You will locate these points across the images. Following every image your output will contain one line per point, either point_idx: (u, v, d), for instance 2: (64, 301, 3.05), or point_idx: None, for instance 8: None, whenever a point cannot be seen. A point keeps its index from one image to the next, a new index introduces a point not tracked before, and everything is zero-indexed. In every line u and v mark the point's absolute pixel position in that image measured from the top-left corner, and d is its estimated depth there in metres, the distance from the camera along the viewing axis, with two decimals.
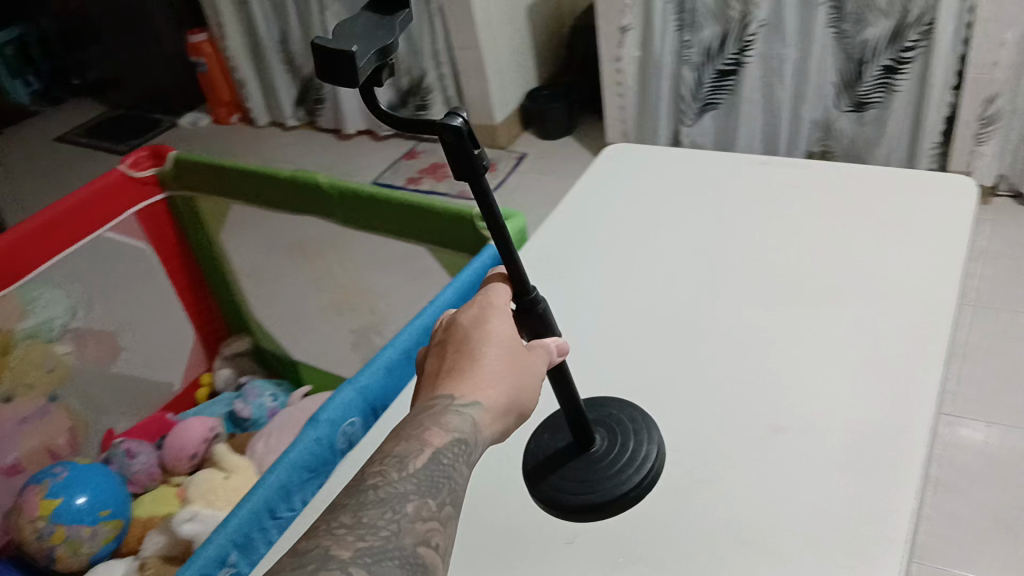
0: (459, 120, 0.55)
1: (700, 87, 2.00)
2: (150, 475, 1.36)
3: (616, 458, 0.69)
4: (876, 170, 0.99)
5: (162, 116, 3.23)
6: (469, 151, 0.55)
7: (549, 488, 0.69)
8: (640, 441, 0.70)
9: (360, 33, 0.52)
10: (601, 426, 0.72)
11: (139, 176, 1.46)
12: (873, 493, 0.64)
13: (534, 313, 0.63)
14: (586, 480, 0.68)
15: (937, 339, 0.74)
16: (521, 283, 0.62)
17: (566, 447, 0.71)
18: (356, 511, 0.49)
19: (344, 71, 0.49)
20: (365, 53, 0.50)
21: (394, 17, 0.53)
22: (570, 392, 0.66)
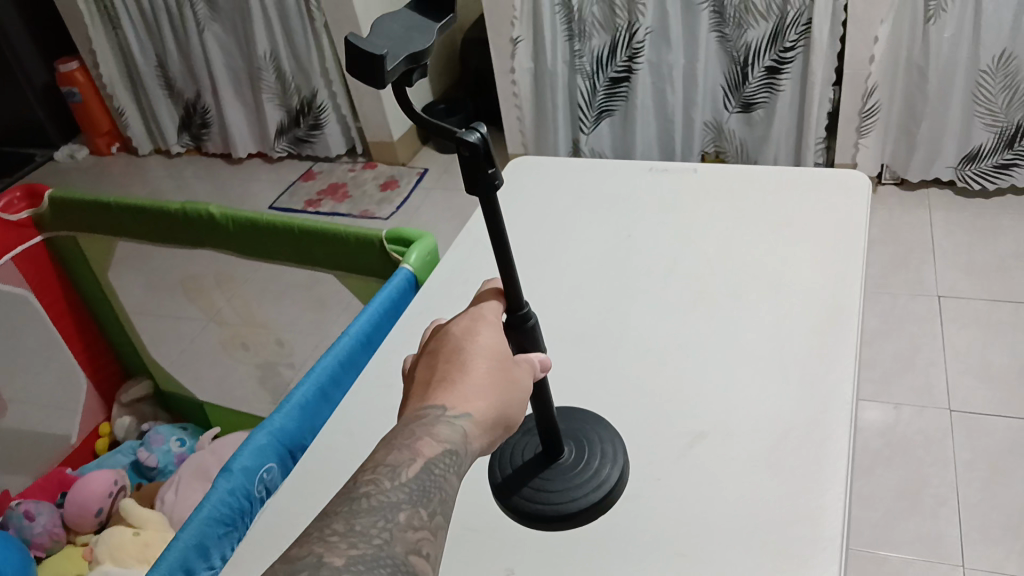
0: (478, 135, 0.52)
1: (595, 96, 2.02)
2: (52, 536, 1.25)
3: (578, 473, 0.67)
4: (770, 171, 1.02)
5: (34, 150, 3.04)
6: (485, 166, 0.53)
7: (516, 496, 0.67)
8: (604, 458, 0.68)
9: (400, 34, 0.48)
10: (574, 437, 0.70)
11: (13, 220, 1.35)
12: (800, 492, 0.64)
13: (523, 329, 0.60)
14: (550, 492, 0.66)
15: (844, 333, 0.77)
16: (512, 297, 0.60)
17: (535, 458, 0.69)
18: (348, 518, 0.47)
19: (372, 71, 0.46)
20: (396, 57, 0.47)
21: (439, 22, 0.50)
22: (546, 405, 0.64)
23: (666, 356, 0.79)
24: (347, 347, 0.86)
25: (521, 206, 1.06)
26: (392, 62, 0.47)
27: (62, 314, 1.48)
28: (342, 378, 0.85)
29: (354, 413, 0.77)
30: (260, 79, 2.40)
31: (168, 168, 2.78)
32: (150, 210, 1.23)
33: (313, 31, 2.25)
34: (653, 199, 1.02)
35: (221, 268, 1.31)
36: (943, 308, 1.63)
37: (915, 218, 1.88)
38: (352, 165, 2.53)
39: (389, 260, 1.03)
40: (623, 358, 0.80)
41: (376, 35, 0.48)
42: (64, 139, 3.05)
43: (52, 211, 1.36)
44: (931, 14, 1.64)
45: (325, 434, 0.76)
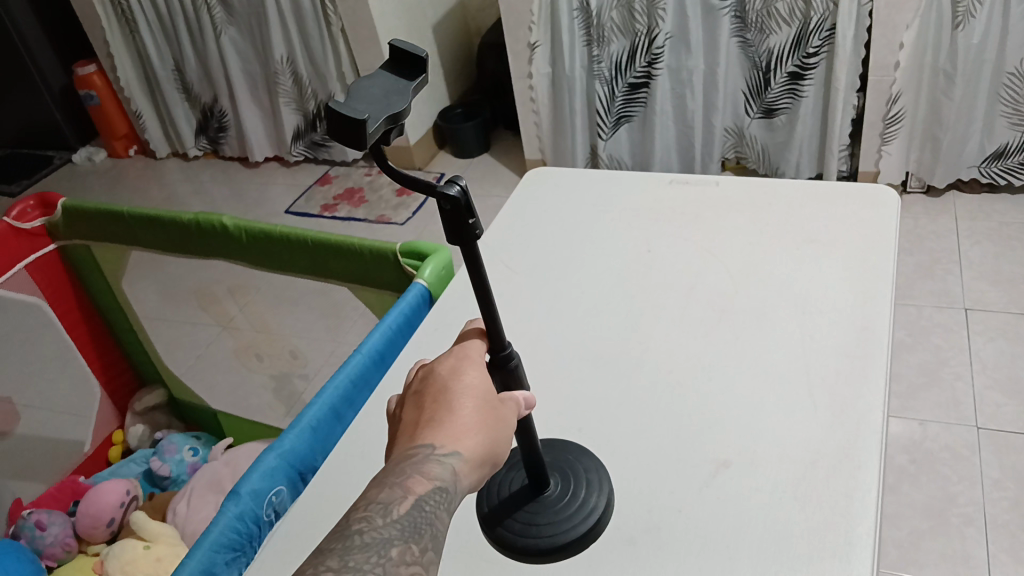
0: (458, 189, 0.51)
1: (613, 101, 2.00)
2: (64, 546, 1.24)
3: (565, 506, 0.65)
4: (793, 183, 1.00)
5: (53, 153, 3.06)
6: (465, 220, 0.52)
7: (503, 531, 0.65)
8: (591, 489, 0.66)
9: (379, 96, 0.47)
10: (559, 468, 0.68)
11: (26, 228, 1.35)
12: (830, 526, 0.62)
13: (507, 368, 0.59)
14: (538, 525, 0.64)
15: (873, 357, 0.74)
16: (496, 337, 0.58)
17: (522, 490, 0.67)
18: (342, 555, 0.47)
19: (356, 135, 0.45)
20: (380, 118, 0.46)
21: (416, 82, 0.49)
22: (530, 438, 0.62)
23: (686, 379, 0.77)
24: (359, 364, 0.84)
25: (537, 219, 1.04)
26: (376, 123, 0.46)
27: (76, 322, 1.48)
28: (354, 398, 0.83)
29: (366, 435, 0.75)
30: (277, 83, 2.39)
31: (185, 171, 2.78)
32: (163, 221, 1.22)
33: (329, 37, 2.24)
34: (674, 213, 0.99)
35: (234, 277, 1.30)
36: (970, 321, 1.59)
37: (940, 226, 1.85)
38: (368, 169, 2.52)
39: (403, 273, 1.01)
40: (641, 381, 0.78)
41: (354, 97, 0.47)
42: (82, 141, 3.07)
43: (66, 219, 1.35)
44: (959, 20, 1.60)
45: (336, 458, 0.74)
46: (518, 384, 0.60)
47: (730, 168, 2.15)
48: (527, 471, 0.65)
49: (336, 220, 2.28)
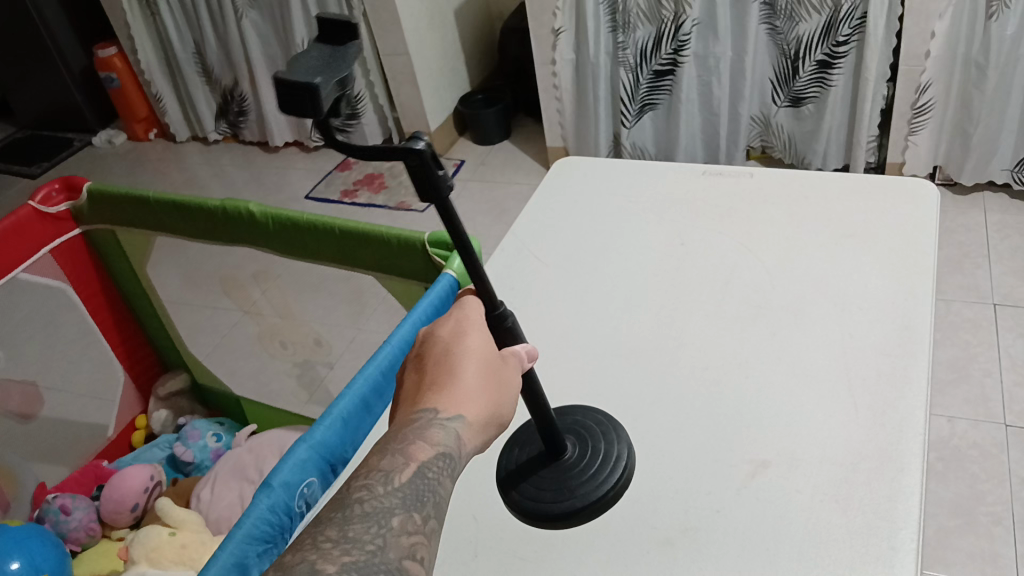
0: (423, 142, 0.51)
1: (638, 89, 1.97)
2: (88, 531, 1.25)
3: (586, 467, 0.68)
4: (829, 175, 0.98)
5: (74, 135, 3.07)
6: (430, 175, 0.51)
7: (523, 498, 0.67)
8: (600, 469, 0.67)
9: (314, 66, 0.47)
10: (571, 434, 0.70)
11: (52, 213, 1.34)
12: (873, 531, 0.61)
13: (501, 328, 0.58)
14: (559, 489, 0.66)
15: (915, 356, 0.73)
16: (488, 297, 0.57)
17: (538, 456, 0.69)
18: (341, 525, 0.47)
19: (308, 103, 0.45)
20: (326, 85, 0.46)
21: (348, 46, 0.49)
22: (546, 410, 0.63)
23: (724, 376, 0.75)
24: (389, 355, 0.83)
25: (565, 210, 1.03)
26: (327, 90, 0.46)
27: (100, 306, 1.48)
28: (381, 390, 0.82)
29: None
30: None
31: (205, 155, 2.78)
32: (189, 206, 1.22)
33: (351, 21, 2.23)
34: (706, 204, 0.98)
35: (257, 263, 1.29)
36: (1000, 316, 1.57)
37: (970, 220, 1.82)
38: (388, 155, 2.50)
39: (432, 263, 1.01)
40: (675, 378, 0.76)
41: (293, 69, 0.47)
42: (102, 124, 3.07)
43: (92, 204, 1.35)
44: (994, 10, 1.56)
45: None
46: (515, 338, 0.59)
47: (755, 157, 2.13)
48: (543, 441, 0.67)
49: (355, 206, 2.27)
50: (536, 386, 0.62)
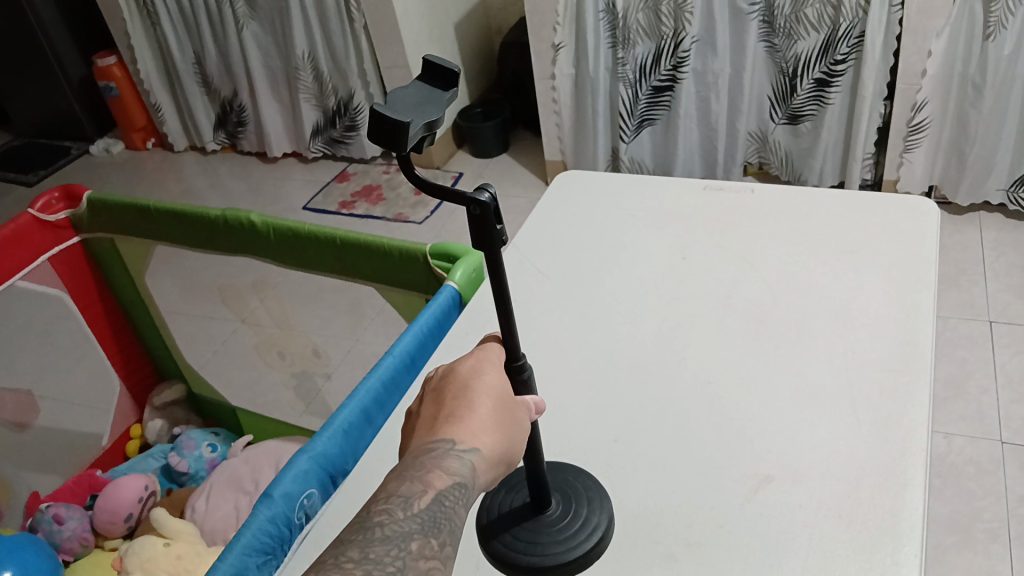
0: (488, 196, 0.50)
1: (637, 103, 1.98)
2: (82, 541, 1.24)
3: (566, 526, 0.64)
4: (828, 192, 0.98)
5: (71, 143, 3.06)
6: (491, 229, 0.51)
7: (501, 547, 0.64)
8: (571, 534, 0.64)
9: (410, 105, 0.48)
10: (559, 490, 0.67)
11: (51, 221, 1.34)
12: (878, 547, 0.60)
13: (517, 381, 0.57)
14: (537, 544, 0.63)
15: (918, 374, 0.73)
16: (510, 347, 0.56)
17: (522, 507, 0.66)
18: (362, 546, 0.46)
19: (395, 140, 0.46)
20: (419, 124, 0.46)
21: (450, 92, 0.49)
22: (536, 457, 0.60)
23: (726, 392, 0.75)
24: (390, 367, 0.83)
25: (567, 224, 1.03)
26: (416, 130, 0.46)
27: (97, 315, 1.47)
28: (383, 410, 0.82)
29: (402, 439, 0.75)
30: (297, 79, 2.39)
31: (203, 164, 2.78)
32: (188, 216, 1.22)
33: (352, 34, 2.24)
34: (707, 220, 0.98)
35: (255, 273, 1.29)
36: (996, 333, 1.57)
37: (966, 237, 1.83)
38: (386, 167, 2.50)
39: (432, 275, 1.01)
40: (678, 393, 0.76)
41: (394, 104, 0.48)
42: (100, 132, 3.07)
43: (91, 212, 1.34)
44: (991, 31, 1.58)
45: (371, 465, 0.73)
46: (526, 389, 0.58)
47: (753, 173, 2.14)
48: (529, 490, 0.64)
49: (353, 217, 2.27)
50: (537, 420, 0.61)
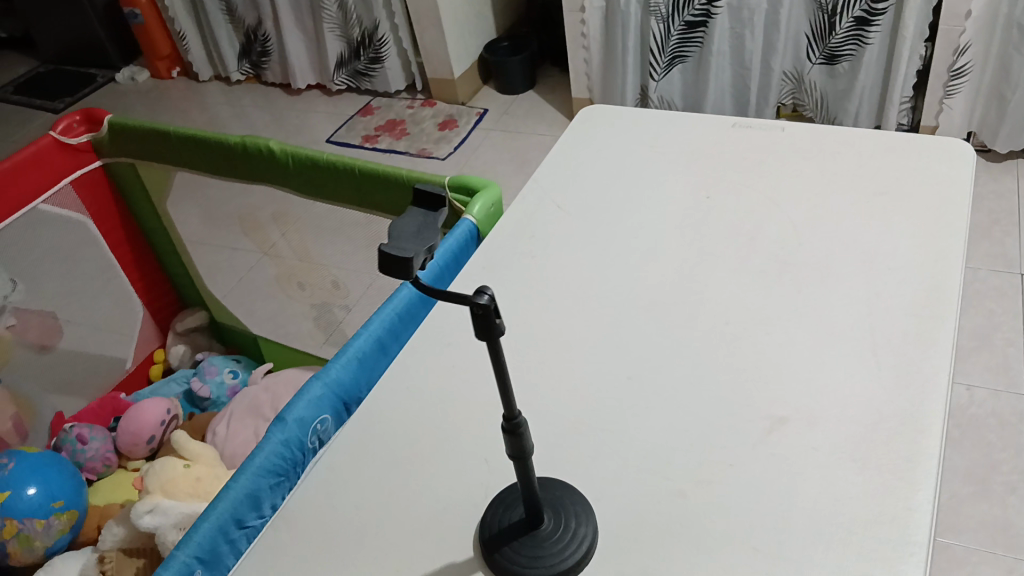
0: (487, 296, 0.47)
1: (668, 40, 1.93)
2: (105, 461, 1.27)
3: (558, 539, 0.59)
4: (861, 130, 0.95)
5: (97, 70, 3.05)
6: (494, 330, 0.47)
7: (503, 560, 0.59)
8: (561, 547, 0.59)
9: (408, 233, 0.45)
10: (552, 503, 0.61)
11: (73, 144, 1.34)
12: (889, 490, 0.60)
13: (516, 436, 0.53)
14: (534, 557, 0.59)
15: (942, 319, 0.71)
16: (507, 404, 0.52)
17: (516, 522, 0.60)
18: None
19: (400, 273, 0.43)
20: (422, 253, 0.43)
21: (442, 210, 0.46)
22: (528, 467, 0.56)
23: (744, 332, 0.74)
24: (406, 299, 0.82)
25: (591, 159, 1.00)
26: (420, 260, 0.43)
27: (119, 241, 1.49)
28: (399, 338, 0.82)
29: (417, 372, 0.76)
30: (321, 8, 2.34)
31: (227, 94, 2.76)
32: (209, 141, 1.22)
33: None
34: (733, 159, 0.95)
35: (274, 203, 1.28)
36: None
37: (1002, 187, 1.77)
38: (410, 102, 2.46)
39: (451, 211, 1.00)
40: (694, 333, 0.75)
41: (390, 234, 0.45)
42: (125, 60, 3.06)
43: (112, 136, 1.34)
44: None
45: (384, 395, 0.74)
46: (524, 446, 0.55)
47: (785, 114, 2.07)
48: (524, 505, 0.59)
49: (377, 152, 2.25)
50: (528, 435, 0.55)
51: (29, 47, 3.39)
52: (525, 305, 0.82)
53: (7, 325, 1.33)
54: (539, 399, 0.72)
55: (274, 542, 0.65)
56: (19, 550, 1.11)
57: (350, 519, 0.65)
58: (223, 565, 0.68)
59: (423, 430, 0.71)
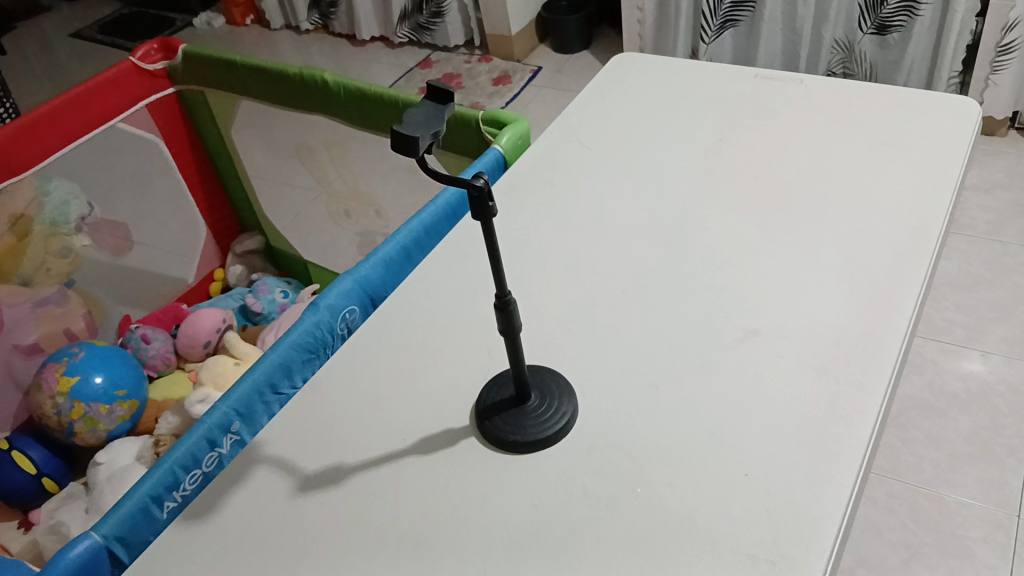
0: (483, 181, 0.55)
1: (720, 4, 1.97)
2: (164, 360, 1.40)
3: (541, 415, 0.68)
4: (876, 87, 1.00)
5: (177, 15, 3.21)
6: (487, 211, 0.56)
7: (493, 428, 0.68)
8: (543, 420, 0.68)
9: (420, 120, 0.53)
10: (538, 387, 0.71)
11: (150, 69, 1.47)
12: (842, 394, 0.66)
13: (507, 314, 0.62)
14: (519, 427, 0.68)
15: (919, 255, 0.77)
16: (500, 283, 0.60)
17: (506, 400, 0.70)
18: None
19: (408, 148, 0.52)
20: (428, 137, 0.52)
21: (449, 104, 0.54)
22: (517, 344, 0.64)
23: (735, 259, 0.81)
24: (433, 214, 0.91)
25: (617, 103, 1.07)
26: (426, 142, 0.52)
27: (187, 162, 1.62)
28: (425, 246, 0.91)
29: (436, 278, 0.85)
30: None
31: (296, 43, 2.87)
32: (272, 72, 1.33)
33: None
34: (750, 108, 1.01)
35: (327, 134, 1.38)
36: None
37: None
38: (468, 57, 2.53)
39: (484, 141, 1.08)
40: (690, 258, 0.82)
41: (404, 120, 0.53)
42: (204, 7, 3.21)
43: (185, 65, 1.47)
44: None
45: (407, 292, 0.83)
46: (512, 324, 0.63)
47: None
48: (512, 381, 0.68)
49: None
50: (517, 315, 0.63)
51: None
52: (540, 225, 0.90)
53: (85, 242, 1.49)
54: (542, 304, 0.81)
55: (298, 405, 0.75)
56: (85, 431, 1.25)
57: (366, 392, 0.75)
58: (259, 423, 0.80)
59: (436, 325, 0.80)
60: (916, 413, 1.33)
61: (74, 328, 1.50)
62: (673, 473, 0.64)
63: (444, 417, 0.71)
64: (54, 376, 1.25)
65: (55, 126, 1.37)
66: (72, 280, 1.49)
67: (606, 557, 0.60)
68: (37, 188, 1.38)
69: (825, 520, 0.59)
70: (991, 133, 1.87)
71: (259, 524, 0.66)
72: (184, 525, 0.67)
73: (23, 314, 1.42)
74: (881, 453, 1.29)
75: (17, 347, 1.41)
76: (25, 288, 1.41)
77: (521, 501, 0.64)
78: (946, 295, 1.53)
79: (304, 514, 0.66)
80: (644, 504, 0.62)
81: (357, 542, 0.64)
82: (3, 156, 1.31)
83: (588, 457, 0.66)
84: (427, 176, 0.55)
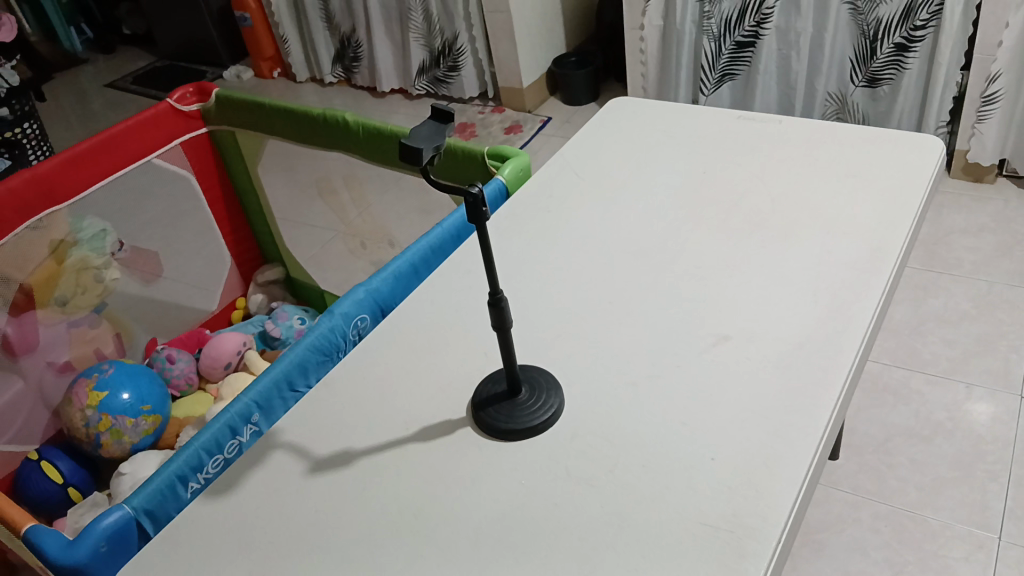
0: (478, 189, 0.64)
1: (719, 58, 2.10)
2: (187, 379, 1.49)
3: (531, 407, 0.76)
4: (849, 126, 1.08)
5: (208, 68, 3.39)
6: (480, 215, 0.64)
7: (486, 417, 0.76)
8: (533, 412, 0.75)
9: (424, 135, 0.62)
10: (528, 383, 0.78)
11: (185, 110, 1.61)
12: (802, 389, 0.74)
13: (499, 308, 0.70)
14: (511, 417, 0.75)
15: (878, 270, 0.84)
16: (493, 282, 0.68)
17: (500, 393, 0.77)
18: None
19: (413, 158, 0.60)
20: (430, 149, 0.61)
21: (449, 123, 0.63)
22: (509, 340, 0.72)
23: (711, 275, 0.89)
24: (440, 235, 1.01)
25: (611, 139, 1.17)
26: (428, 154, 0.61)
27: (217, 198, 1.74)
28: (432, 263, 1.01)
29: (440, 290, 0.93)
30: (409, 19, 2.58)
31: (320, 94, 3.02)
32: (297, 113, 1.44)
33: None
34: (732, 144, 1.10)
35: (347, 169, 1.48)
36: None
37: None
38: (482, 108, 2.66)
39: (487, 172, 1.19)
40: (670, 274, 0.90)
41: (410, 136, 0.62)
42: (233, 61, 3.38)
43: (218, 107, 1.60)
44: None
45: (414, 301, 0.92)
46: (504, 320, 0.71)
47: None
48: (505, 376, 0.75)
49: None
50: (509, 313, 0.71)
51: (150, 44, 3.77)
52: (536, 246, 0.98)
53: (115, 277, 1.58)
54: (536, 313, 0.89)
55: (311, 399, 0.83)
56: (110, 442, 1.32)
57: (374, 388, 0.83)
58: (276, 416, 0.90)
59: (438, 330, 0.88)
60: (901, 441, 1.39)
61: (104, 349, 1.60)
62: (647, 456, 0.71)
63: (442, 410, 0.79)
64: (85, 390, 1.34)
65: (95, 161, 1.50)
66: (102, 306, 1.57)
67: (584, 526, 0.67)
68: (70, 221, 1.48)
69: (781, 495, 0.65)
70: (980, 179, 1.95)
71: (274, 499, 0.73)
72: (208, 499, 0.75)
73: (59, 335, 1.51)
74: (868, 478, 1.34)
75: (51, 364, 1.50)
76: (61, 307, 1.49)
77: (510, 480, 0.71)
78: (933, 331, 1.59)
79: (314, 492, 0.74)
80: (620, 483, 0.69)
81: (360, 515, 0.71)
82: (48, 185, 1.44)
83: (572, 442, 0.73)
84: (430, 185, 0.64)
